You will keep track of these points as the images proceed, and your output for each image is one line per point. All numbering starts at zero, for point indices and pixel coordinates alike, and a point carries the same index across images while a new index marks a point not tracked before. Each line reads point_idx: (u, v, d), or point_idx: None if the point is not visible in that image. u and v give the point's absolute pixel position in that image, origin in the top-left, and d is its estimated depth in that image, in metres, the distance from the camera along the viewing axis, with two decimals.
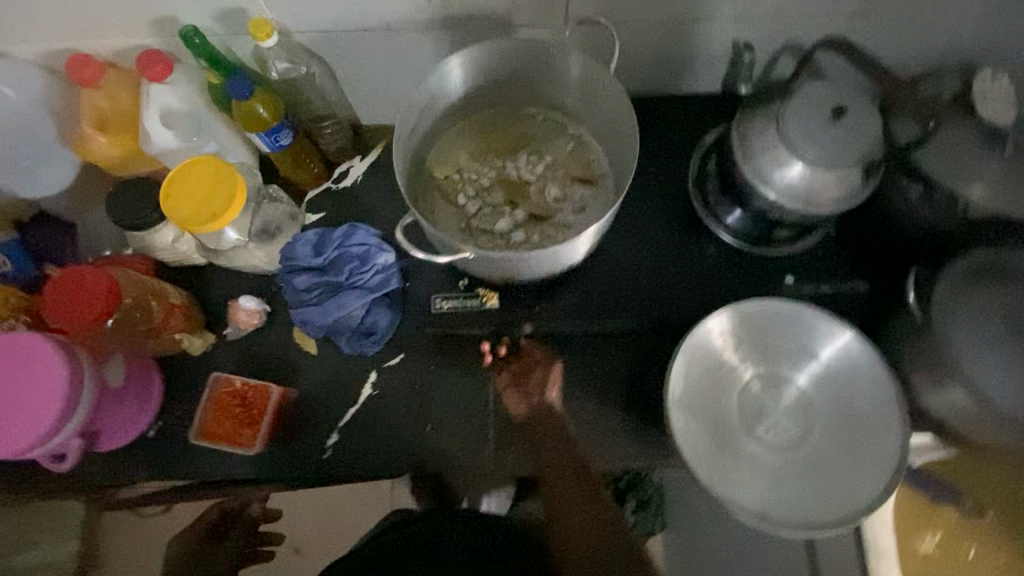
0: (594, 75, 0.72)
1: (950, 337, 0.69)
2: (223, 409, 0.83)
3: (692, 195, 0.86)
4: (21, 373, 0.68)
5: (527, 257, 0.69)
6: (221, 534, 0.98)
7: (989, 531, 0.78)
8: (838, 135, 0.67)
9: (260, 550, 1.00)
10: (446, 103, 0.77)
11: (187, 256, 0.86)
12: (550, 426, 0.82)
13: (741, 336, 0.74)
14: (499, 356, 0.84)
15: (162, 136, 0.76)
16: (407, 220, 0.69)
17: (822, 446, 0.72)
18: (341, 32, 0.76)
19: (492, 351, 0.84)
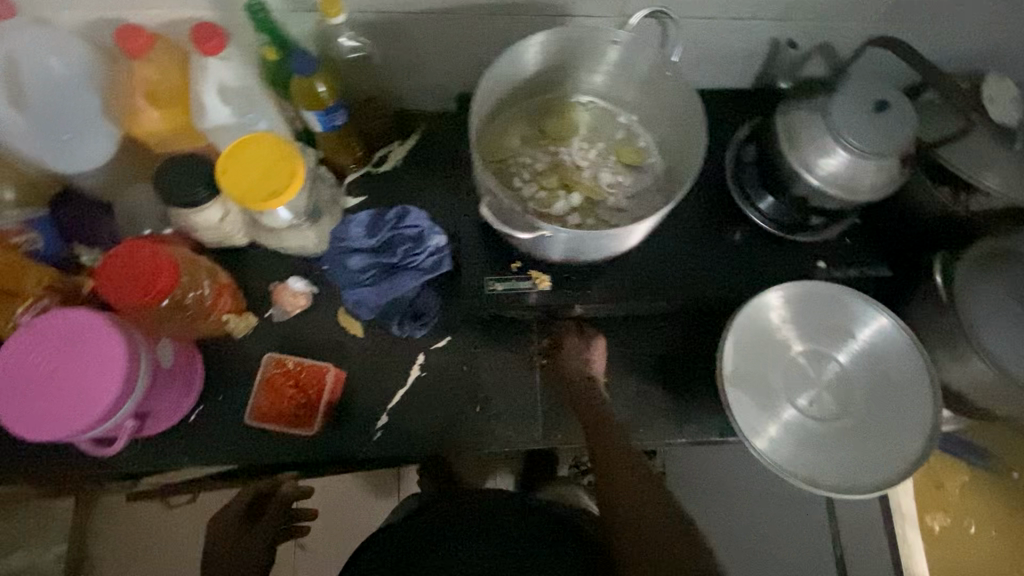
0: (657, 65, 0.75)
1: (970, 313, 0.77)
2: (276, 390, 0.82)
3: (728, 183, 0.90)
4: (79, 352, 0.65)
5: (598, 238, 0.70)
6: (257, 513, 1.03)
7: (982, 483, 0.90)
8: (880, 127, 0.73)
9: (294, 525, 1.09)
10: (507, 86, 0.79)
11: (229, 236, 0.84)
12: (588, 393, 0.82)
13: (785, 314, 0.79)
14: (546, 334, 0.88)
15: (218, 111, 0.75)
16: (485, 198, 0.71)
17: (863, 416, 0.77)
18: (404, 16, 0.76)
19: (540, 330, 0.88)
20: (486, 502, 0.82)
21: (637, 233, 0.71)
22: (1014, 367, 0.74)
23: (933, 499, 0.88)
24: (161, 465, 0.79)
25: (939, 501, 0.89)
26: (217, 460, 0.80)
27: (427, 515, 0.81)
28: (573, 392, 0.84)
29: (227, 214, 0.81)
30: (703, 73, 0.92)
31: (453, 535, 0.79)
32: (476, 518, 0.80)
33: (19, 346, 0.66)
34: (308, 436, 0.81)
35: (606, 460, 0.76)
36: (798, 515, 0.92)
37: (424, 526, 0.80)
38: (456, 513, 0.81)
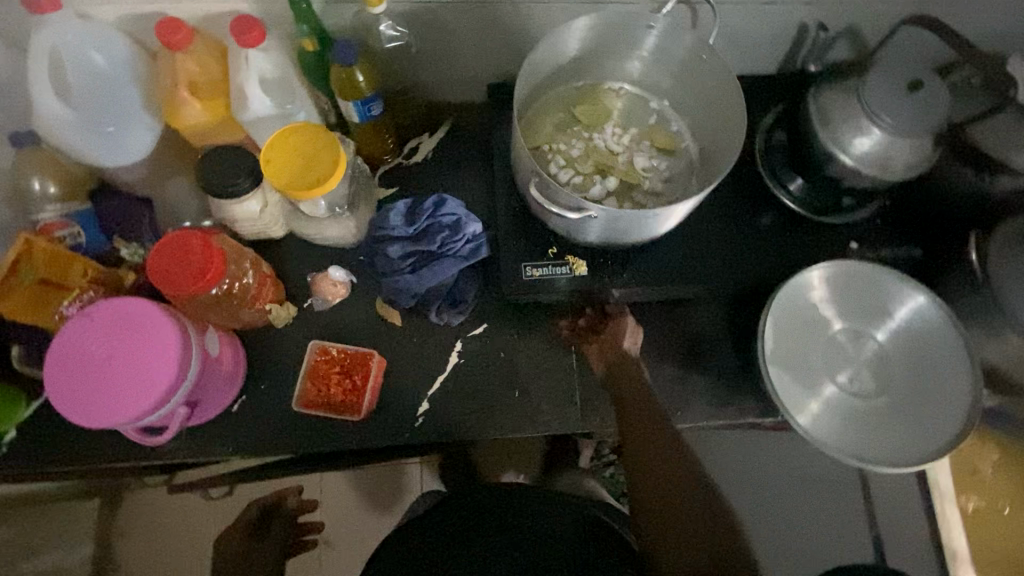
0: (690, 48, 0.76)
1: (1006, 290, 0.77)
2: (321, 377, 0.83)
3: (757, 168, 0.90)
4: (134, 339, 0.66)
5: (641, 219, 0.71)
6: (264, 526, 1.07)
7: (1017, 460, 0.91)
8: (914, 106, 0.74)
9: (302, 540, 1.09)
10: (542, 72, 0.79)
11: (267, 227, 0.85)
12: (628, 373, 0.81)
13: (821, 295, 0.80)
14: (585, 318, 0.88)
15: (260, 102, 0.75)
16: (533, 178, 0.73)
17: (902, 392, 0.78)
18: (439, 5, 0.77)
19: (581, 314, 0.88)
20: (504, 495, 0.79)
21: (679, 213, 0.72)
22: None
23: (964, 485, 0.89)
24: (205, 455, 0.80)
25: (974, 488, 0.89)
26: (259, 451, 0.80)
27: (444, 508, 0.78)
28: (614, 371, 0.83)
29: (266, 205, 0.82)
30: (728, 59, 0.93)
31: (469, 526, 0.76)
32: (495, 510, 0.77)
33: (74, 334, 0.67)
34: (350, 425, 0.82)
35: (648, 464, 0.73)
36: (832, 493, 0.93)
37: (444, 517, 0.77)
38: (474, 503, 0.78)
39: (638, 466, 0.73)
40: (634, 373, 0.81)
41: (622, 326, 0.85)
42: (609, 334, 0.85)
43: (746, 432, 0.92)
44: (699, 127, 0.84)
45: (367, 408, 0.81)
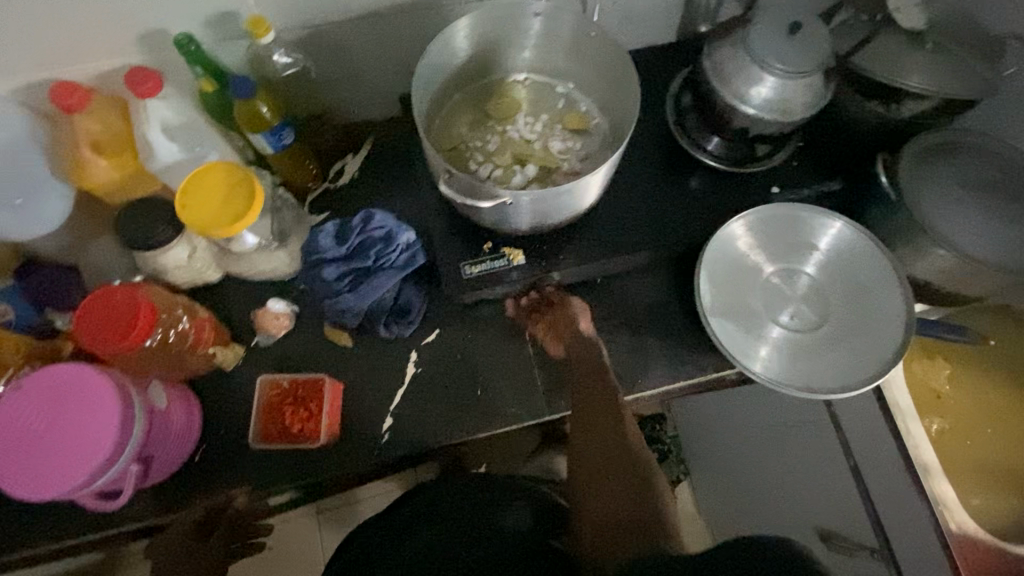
0: (581, 28, 0.78)
1: (921, 204, 0.81)
2: (277, 411, 0.82)
3: (673, 132, 0.93)
4: (72, 404, 0.66)
5: (556, 198, 0.72)
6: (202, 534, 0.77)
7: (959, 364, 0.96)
8: (798, 47, 0.77)
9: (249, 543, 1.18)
10: (443, 73, 0.80)
11: (201, 273, 0.84)
12: (584, 352, 0.84)
13: (750, 241, 0.82)
14: (528, 304, 0.88)
15: (166, 149, 0.75)
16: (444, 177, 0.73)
17: (842, 320, 0.80)
18: (330, 26, 0.78)
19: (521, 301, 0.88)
20: (454, 491, 0.83)
21: (593, 185, 0.73)
22: (973, 246, 0.78)
23: (929, 405, 0.93)
24: (173, 511, 0.78)
25: (940, 409, 0.94)
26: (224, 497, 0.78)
27: (398, 513, 0.82)
28: (573, 353, 0.85)
29: (195, 250, 0.81)
30: (626, 34, 0.96)
31: (407, 530, 0.79)
32: (434, 507, 0.81)
33: (9, 410, 0.66)
34: (317, 454, 0.81)
35: (592, 426, 0.78)
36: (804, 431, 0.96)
37: (398, 522, 0.80)
38: (420, 505, 0.82)
39: (584, 424, 0.78)
40: (590, 351, 0.84)
41: (576, 310, 0.86)
42: (566, 321, 0.86)
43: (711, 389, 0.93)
44: (607, 103, 0.86)
45: (326, 435, 0.80)
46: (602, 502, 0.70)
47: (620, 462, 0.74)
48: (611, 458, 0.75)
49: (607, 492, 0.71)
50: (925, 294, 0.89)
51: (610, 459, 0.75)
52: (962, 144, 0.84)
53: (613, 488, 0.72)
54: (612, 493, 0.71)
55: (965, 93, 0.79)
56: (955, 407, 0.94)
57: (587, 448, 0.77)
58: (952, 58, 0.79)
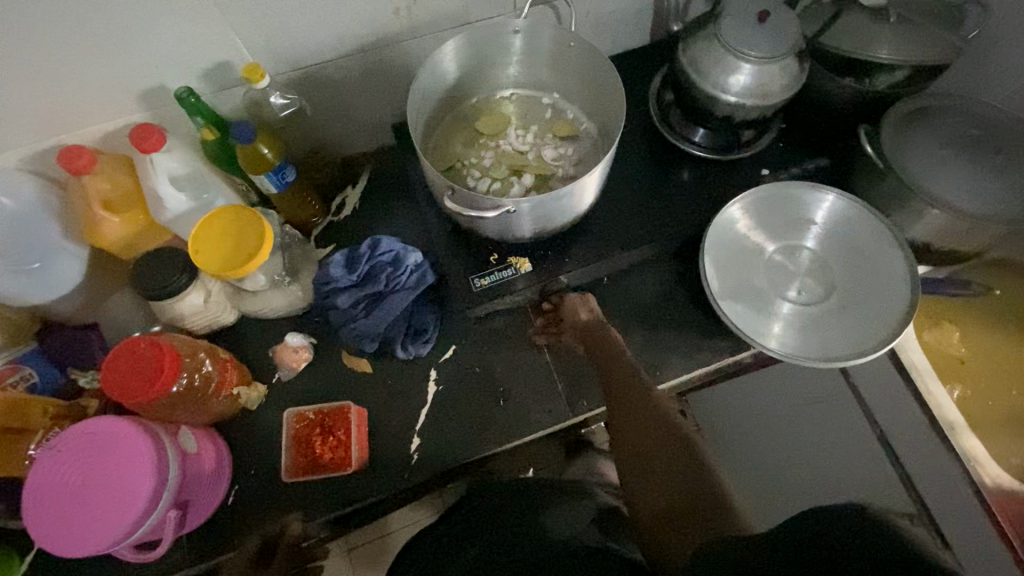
0: (561, 39, 0.81)
1: (909, 170, 0.83)
2: (306, 443, 0.82)
3: (658, 129, 0.96)
4: (106, 457, 0.66)
5: (558, 201, 0.74)
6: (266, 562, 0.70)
7: (968, 323, 0.97)
8: (769, 33, 0.80)
9: None
10: (434, 96, 0.83)
11: (218, 316, 0.86)
12: (597, 336, 0.85)
13: (748, 223, 0.84)
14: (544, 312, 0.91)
15: (175, 200, 0.77)
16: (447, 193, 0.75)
17: (849, 288, 0.81)
18: (322, 64, 0.82)
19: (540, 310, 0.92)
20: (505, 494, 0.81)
21: (592, 184, 0.75)
22: (965, 203, 0.81)
23: (952, 371, 0.94)
24: (212, 556, 0.78)
25: (965, 374, 0.95)
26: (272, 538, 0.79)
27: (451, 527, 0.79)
28: (588, 338, 0.86)
29: (210, 294, 0.83)
30: (601, 41, 0.99)
31: (463, 540, 0.75)
32: (483, 515, 0.78)
33: (45, 470, 0.66)
34: (351, 482, 0.82)
35: (626, 409, 0.77)
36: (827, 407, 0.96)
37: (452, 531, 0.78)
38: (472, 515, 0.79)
39: (618, 409, 0.78)
40: (604, 334, 0.85)
41: (582, 300, 0.88)
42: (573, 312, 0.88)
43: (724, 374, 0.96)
44: (593, 107, 0.89)
45: (357, 460, 0.81)
46: (658, 492, 0.69)
47: (671, 454, 0.72)
48: (663, 453, 0.72)
49: (658, 472, 0.71)
50: (923, 255, 0.91)
51: (661, 454, 0.72)
52: (938, 106, 0.87)
53: (668, 468, 0.70)
54: (660, 485, 0.70)
55: (935, 59, 0.82)
56: (971, 365, 0.95)
57: (624, 431, 0.77)
58: (918, 27, 0.82)
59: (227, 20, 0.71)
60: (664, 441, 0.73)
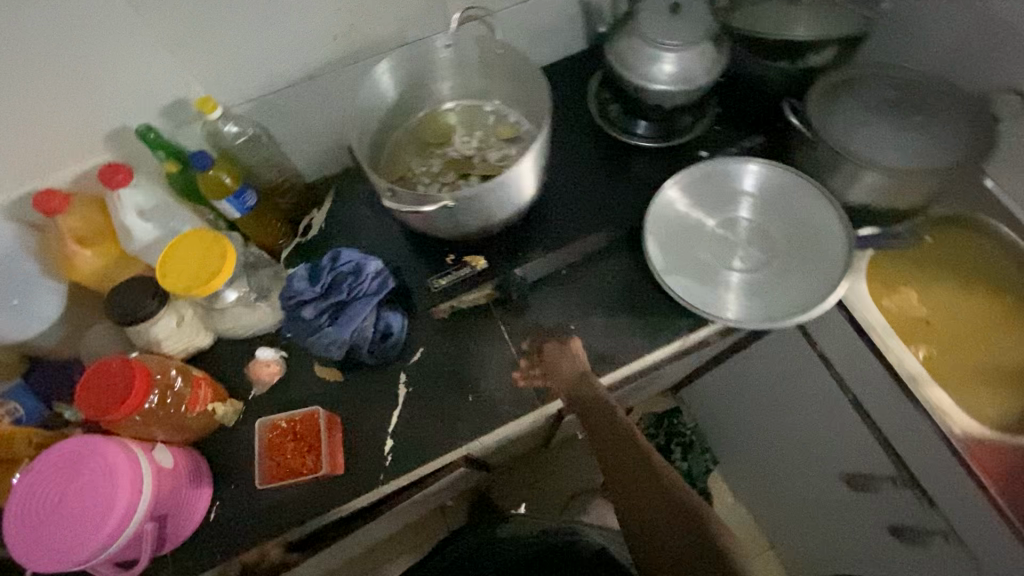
0: (492, 48, 0.87)
1: (837, 135, 0.87)
2: (280, 451, 0.84)
3: (600, 125, 1.01)
4: (81, 473, 0.69)
5: (497, 191, 0.77)
6: None
7: (935, 280, 0.96)
8: (680, 24, 0.87)
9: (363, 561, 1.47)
10: (379, 112, 0.89)
11: (193, 339, 0.90)
12: (585, 391, 0.84)
13: (688, 201, 0.88)
14: (525, 366, 0.90)
15: (142, 229, 0.82)
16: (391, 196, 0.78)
17: (791, 252, 0.84)
18: (273, 94, 0.88)
19: (523, 364, 0.90)
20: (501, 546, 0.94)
21: (529, 173, 0.78)
22: (892, 160, 0.84)
23: (921, 335, 0.93)
24: (196, 571, 0.80)
25: (933, 338, 0.93)
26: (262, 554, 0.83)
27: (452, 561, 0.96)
28: (576, 395, 0.84)
29: (183, 318, 0.87)
30: (539, 51, 1.05)
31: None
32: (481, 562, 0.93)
33: (25, 491, 0.69)
34: (329, 488, 0.84)
35: (623, 478, 0.78)
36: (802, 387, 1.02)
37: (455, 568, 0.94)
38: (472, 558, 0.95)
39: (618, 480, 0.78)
40: (590, 389, 0.83)
41: (569, 352, 0.87)
42: (562, 366, 0.86)
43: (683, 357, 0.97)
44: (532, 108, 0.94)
45: (328, 464, 0.82)
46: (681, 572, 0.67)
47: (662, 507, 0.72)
48: (660, 515, 0.72)
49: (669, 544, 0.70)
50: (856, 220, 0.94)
51: (657, 515, 0.72)
52: (857, 74, 0.91)
53: (676, 541, 0.69)
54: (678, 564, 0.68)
55: (845, 28, 0.87)
56: (941, 321, 0.94)
57: (629, 504, 0.76)
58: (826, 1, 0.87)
59: (177, 63, 0.78)
60: (665, 511, 0.72)
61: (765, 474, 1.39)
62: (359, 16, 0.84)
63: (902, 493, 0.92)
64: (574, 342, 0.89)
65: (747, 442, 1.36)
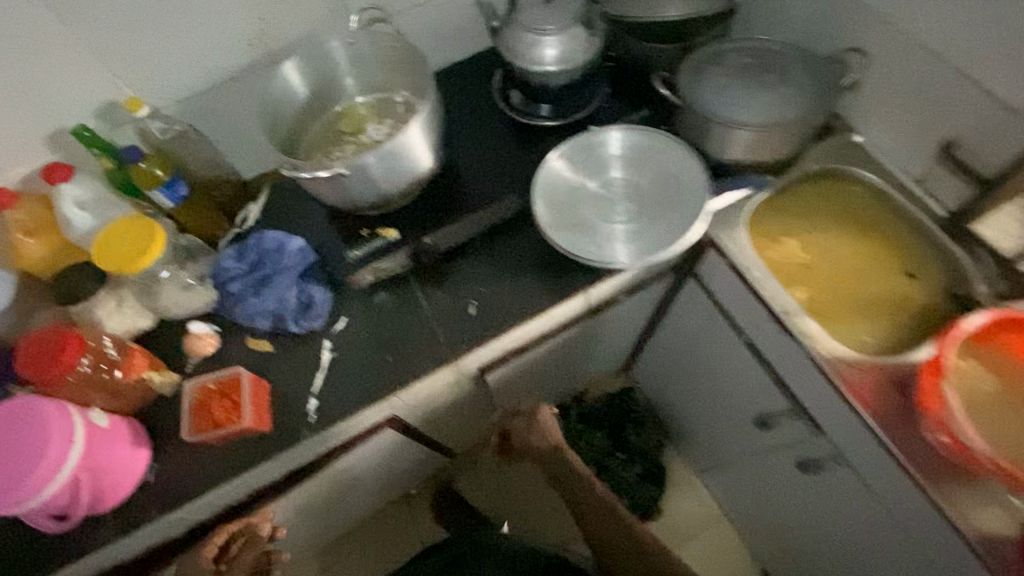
0: (390, 43, 0.98)
1: (702, 99, 0.97)
2: (206, 408, 0.90)
3: (502, 111, 1.12)
4: (19, 426, 0.77)
5: (385, 155, 0.85)
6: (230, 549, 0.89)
7: (816, 226, 1.04)
8: (552, 12, 0.98)
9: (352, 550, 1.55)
10: (295, 105, 0.99)
11: (136, 321, 0.97)
12: (536, 432, 0.94)
13: (573, 167, 0.98)
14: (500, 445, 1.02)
15: (81, 218, 0.92)
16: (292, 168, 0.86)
17: (663, 202, 0.93)
18: (199, 96, 0.99)
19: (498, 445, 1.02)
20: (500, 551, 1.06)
21: (417, 140, 0.87)
22: (749, 117, 0.94)
23: (804, 276, 1.01)
24: (136, 523, 0.87)
25: (814, 281, 1.00)
26: (246, 523, 0.91)
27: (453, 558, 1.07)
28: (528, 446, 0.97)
29: (122, 300, 0.95)
30: (449, 47, 1.16)
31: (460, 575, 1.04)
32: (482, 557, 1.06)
33: None
34: (259, 443, 0.92)
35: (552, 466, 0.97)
36: (711, 338, 1.14)
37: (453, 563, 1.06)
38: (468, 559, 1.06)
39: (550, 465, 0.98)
40: (542, 431, 0.93)
41: (539, 418, 0.93)
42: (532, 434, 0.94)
43: (582, 323, 1.10)
44: None
45: (248, 414, 0.88)
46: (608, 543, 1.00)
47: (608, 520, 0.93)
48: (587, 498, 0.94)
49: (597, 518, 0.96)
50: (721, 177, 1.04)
51: (586, 497, 0.94)
52: (722, 48, 1.02)
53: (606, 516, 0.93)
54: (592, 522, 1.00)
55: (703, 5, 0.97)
56: (822, 262, 1.01)
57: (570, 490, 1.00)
58: None
59: (109, 69, 0.89)
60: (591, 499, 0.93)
61: (705, 438, 1.45)
62: (270, 23, 0.95)
63: (796, 423, 1.00)
64: (544, 411, 0.93)
65: (688, 407, 1.43)
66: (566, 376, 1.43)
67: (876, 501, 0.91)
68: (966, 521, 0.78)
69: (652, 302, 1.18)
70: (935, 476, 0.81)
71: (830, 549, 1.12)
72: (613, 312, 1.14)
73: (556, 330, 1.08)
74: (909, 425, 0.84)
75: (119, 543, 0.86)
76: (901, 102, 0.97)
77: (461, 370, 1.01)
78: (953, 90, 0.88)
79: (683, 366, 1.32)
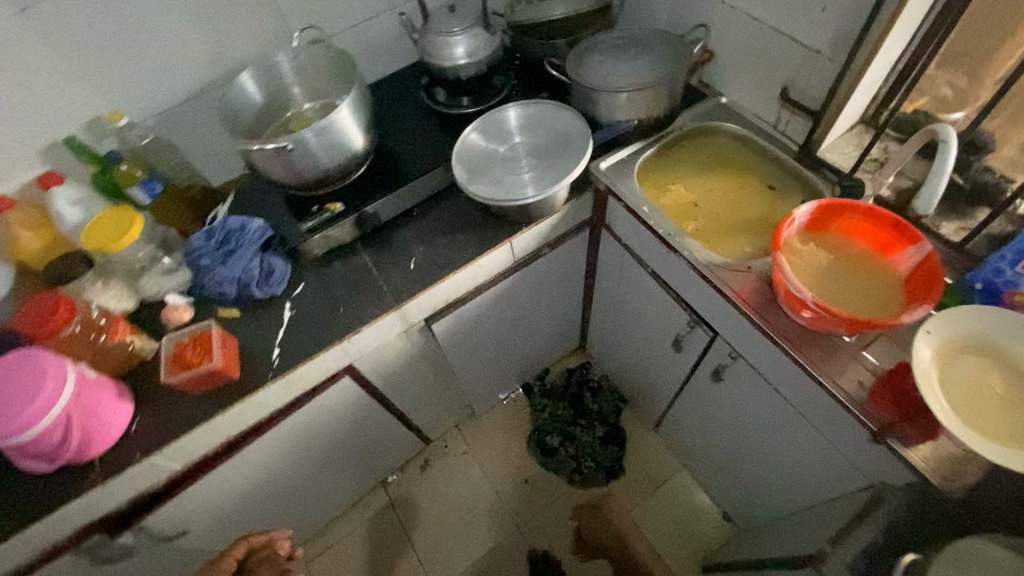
0: (327, 55, 1.20)
1: (584, 74, 1.19)
2: (181, 357, 1.04)
3: (430, 106, 1.33)
4: (18, 374, 0.90)
5: (320, 131, 1.05)
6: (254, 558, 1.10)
7: (697, 171, 1.24)
8: (457, 18, 1.20)
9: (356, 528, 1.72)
10: (251, 111, 1.19)
11: (120, 300, 1.10)
12: None
13: (485, 138, 1.19)
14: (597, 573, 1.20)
15: (71, 214, 1.09)
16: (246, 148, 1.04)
17: (557, 154, 1.14)
18: (170, 110, 1.19)
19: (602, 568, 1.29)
20: None
21: (344, 119, 1.08)
22: (620, 83, 1.16)
23: (692, 211, 1.18)
24: (121, 466, 0.98)
25: (699, 214, 1.18)
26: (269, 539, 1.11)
27: None
28: None
29: (108, 281, 1.10)
30: (381, 63, 1.39)
31: None
32: None
33: None
34: (229, 389, 1.05)
35: None
36: (627, 281, 1.32)
37: None
38: None
39: None
40: None
41: None
42: None
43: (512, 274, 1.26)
44: None
45: (217, 355, 1.01)
46: None
47: None
48: None
49: None
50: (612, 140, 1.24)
51: None
52: (600, 39, 1.25)
53: None
54: None
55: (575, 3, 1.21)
56: (705, 198, 1.20)
57: None
58: None
59: (93, 88, 1.09)
60: None
61: (648, 390, 1.60)
62: (227, 48, 1.18)
63: (699, 334, 1.15)
64: None
65: (629, 361, 1.58)
66: (518, 344, 1.59)
67: (767, 386, 1.06)
68: (832, 378, 0.90)
69: (573, 257, 1.36)
70: (804, 346, 0.94)
71: (754, 458, 1.24)
72: (540, 267, 1.32)
73: (490, 282, 1.24)
74: (777, 309, 0.99)
75: (107, 486, 0.97)
76: (744, 64, 1.19)
77: (407, 320, 1.16)
78: (774, 44, 1.11)
79: (616, 320, 1.50)
